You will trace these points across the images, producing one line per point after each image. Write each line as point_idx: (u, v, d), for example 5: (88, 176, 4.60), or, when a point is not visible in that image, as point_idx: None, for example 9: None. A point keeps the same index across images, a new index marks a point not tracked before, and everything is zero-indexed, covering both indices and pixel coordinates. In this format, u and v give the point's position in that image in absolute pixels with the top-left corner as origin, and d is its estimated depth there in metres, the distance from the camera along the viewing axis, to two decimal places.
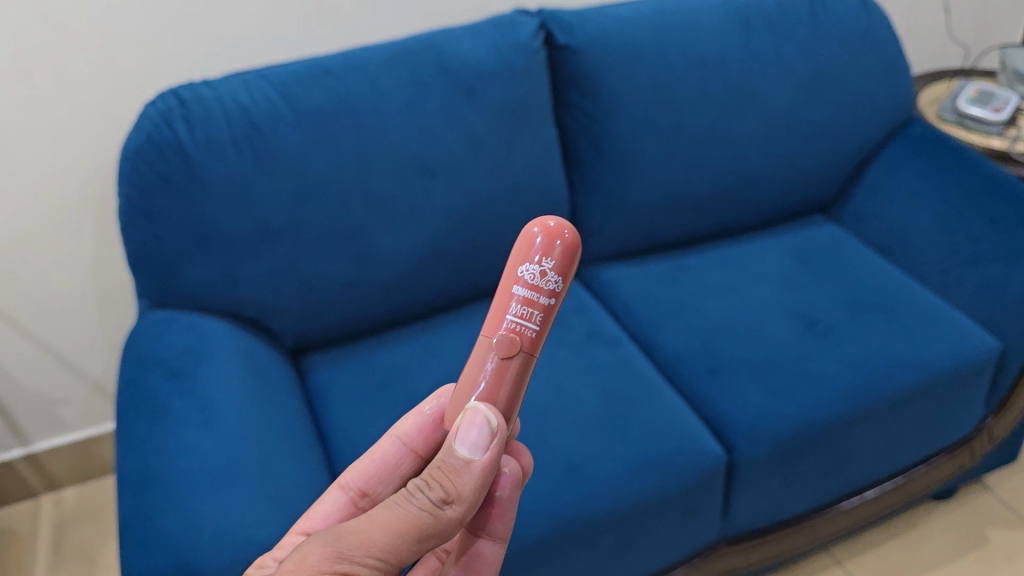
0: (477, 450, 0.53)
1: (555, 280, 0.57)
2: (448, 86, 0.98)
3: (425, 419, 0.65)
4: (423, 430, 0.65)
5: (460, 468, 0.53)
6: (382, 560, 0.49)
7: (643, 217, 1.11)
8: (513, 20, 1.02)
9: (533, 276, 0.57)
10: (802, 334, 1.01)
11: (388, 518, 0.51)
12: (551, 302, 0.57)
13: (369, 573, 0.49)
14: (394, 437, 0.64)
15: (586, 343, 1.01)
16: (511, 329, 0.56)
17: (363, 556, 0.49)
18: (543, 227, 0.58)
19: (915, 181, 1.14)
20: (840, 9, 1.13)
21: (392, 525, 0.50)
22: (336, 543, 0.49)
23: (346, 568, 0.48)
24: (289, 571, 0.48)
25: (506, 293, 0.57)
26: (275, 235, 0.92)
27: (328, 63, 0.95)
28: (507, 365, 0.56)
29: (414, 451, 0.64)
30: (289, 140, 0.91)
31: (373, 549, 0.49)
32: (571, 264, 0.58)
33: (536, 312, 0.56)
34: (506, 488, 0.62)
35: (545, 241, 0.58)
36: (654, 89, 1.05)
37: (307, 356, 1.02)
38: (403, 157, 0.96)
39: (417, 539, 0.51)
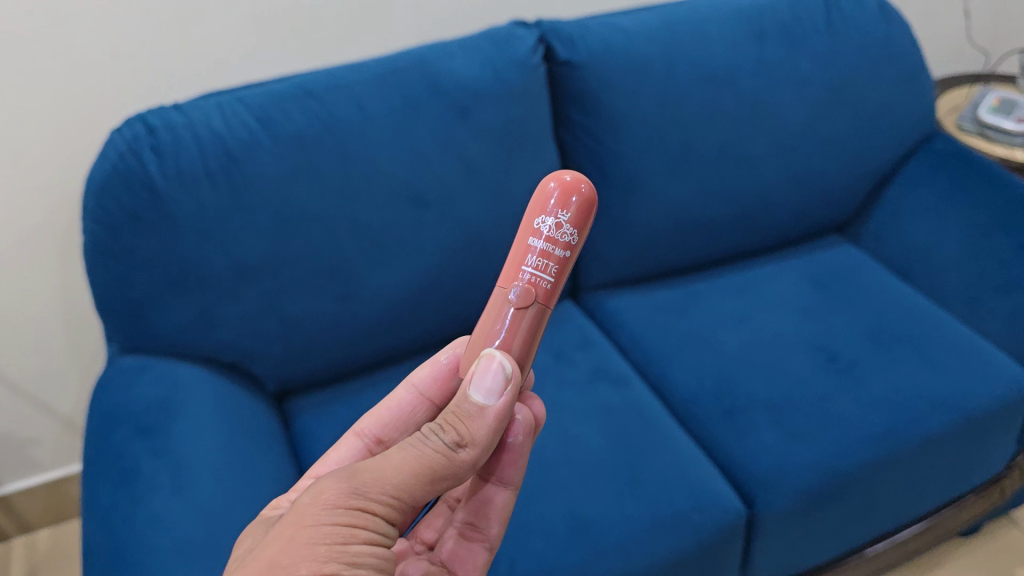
0: (493, 396, 0.55)
1: (570, 233, 0.59)
2: (441, 107, 0.90)
3: (441, 369, 0.69)
4: (439, 380, 0.69)
5: (474, 413, 0.55)
6: (395, 498, 0.51)
7: (649, 243, 1.04)
8: (510, 33, 0.95)
9: (549, 229, 0.59)
10: (822, 370, 0.94)
11: (402, 459, 0.52)
12: (566, 254, 0.59)
13: (382, 511, 0.51)
14: (410, 386, 0.69)
15: (591, 383, 0.94)
16: (528, 280, 0.58)
17: (378, 493, 0.51)
18: (559, 182, 0.61)
19: (938, 200, 1.07)
20: (857, 17, 1.06)
21: (407, 464, 0.52)
22: (352, 480, 0.51)
23: (359, 503, 0.50)
24: (305, 507, 0.50)
25: (522, 245, 0.59)
26: (253, 274, 0.84)
27: (309, 84, 0.88)
28: (523, 314, 0.58)
29: (430, 401, 0.69)
30: (269, 170, 0.84)
31: (387, 486, 0.51)
32: (586, 218, 0.60)
33: (552, 264, 0.59)
34: (518, 435, 0.64)
35: (559, 194, 0.60)
36: (663, 106, 0.98)
37: (292, 400, 0.95)
38: (393, 185, 0.88)
39: (429, 480, 0.53)
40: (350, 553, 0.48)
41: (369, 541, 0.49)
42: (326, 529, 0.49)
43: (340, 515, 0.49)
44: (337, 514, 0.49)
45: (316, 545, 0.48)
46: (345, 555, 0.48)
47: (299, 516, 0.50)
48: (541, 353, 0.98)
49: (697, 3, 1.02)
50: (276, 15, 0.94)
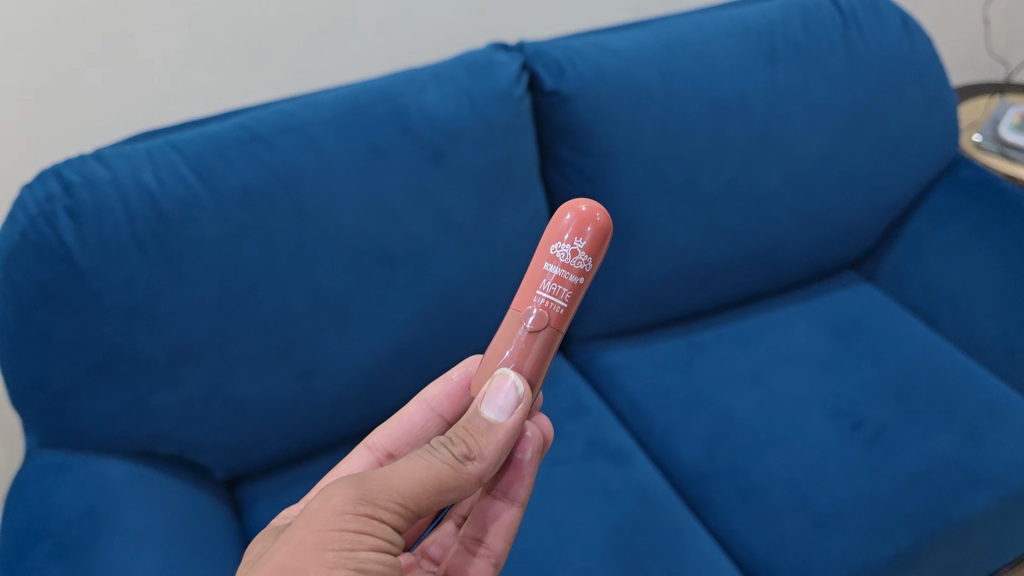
0: (504, 413, 0.55)
1: (586, 260, 0.57)
2: (413, 150, 0.77)
3: (452, 387, 0.70)
4: (450, 397, 0.70)
5: (484, 428, 0.55)
6: (402, 506, 0.50)
7: (647, 291, 0.93)
8: (489, 59, 0.83)
9: (564, 255, 0.57)
10: (846, 440, 0.83)
11: (410, 469, 0.51)
12: (580, 281, 0.57)
13: (389, 517, 0.49)
14: (421, 402, 0.70)
15: (587, 460, 0.83)
16: (542, 303, 0.56)
17: (385, 500, 0.49)
18: (575, 211, 0.58)
19: (966, 238, 0.97)
20: (878, 33, 0.95)
21: (416, 473, 0.51)
22: (361, 486, 0.49)
23: (368, 510, 0.48)
24: (312, 513, 0.49)
25: (537, 269, 0.57)
26: (195, 355, 0.72)
27: (256, 127, 0.75)
28: (534, 338, 0.56)
29: (442, 417, 0.70)
30: (210, 232, 0.71)
31: (394, 493, 0.49)
32: (602, 246, 0.57)
33: (566, 290, 0.57)
34: (526, 451, 0.63)
35: (575, 222, 0.57)
36: (664, 141, 0.86)
37: (246, 488, 0.82)
38: (359, 243, 0.76)
39: (436, 490, 0.51)
40: (357, 558, 0.47)
41: (376, 547, 0.48)
42: (334, 534, 0.47)
43: (348, 521, 0.48)
44: (345, 519, 0.48)
45: (324, 549, 0.46)
46: (352, 559, 0.46)
47: (307, 521, 0.48)
48: None
49: (700, 20, 0.91)
50: (212, 36, 0.83)
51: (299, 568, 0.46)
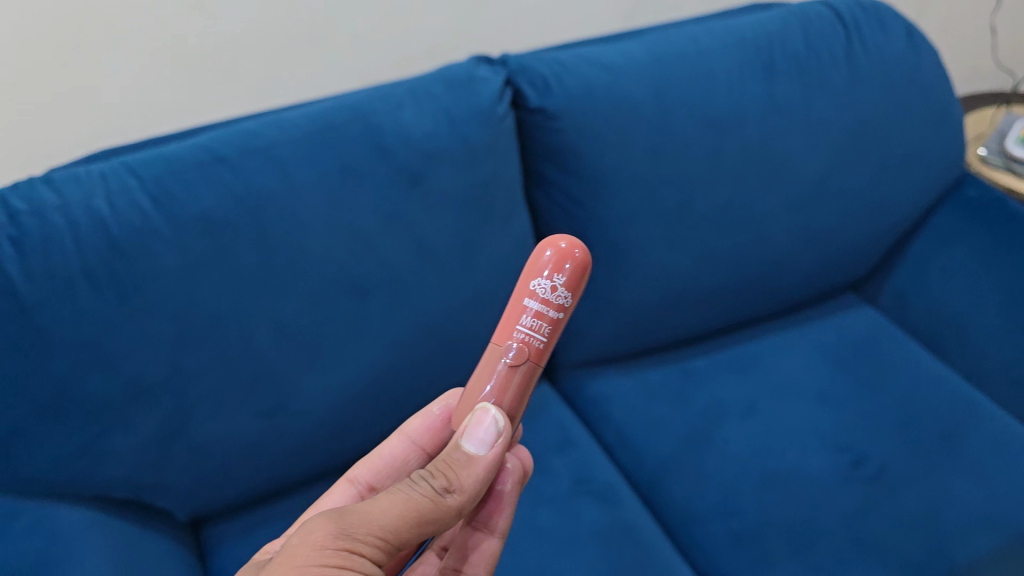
0: (484, 446, 0.52)
1: (566, 295, 0.54)
2: (387, 173, 0.73)
3: (433, 419, 0.66)
4: (431, 430, 0.66)
5: (464, 461, 0.52)
6: (383, 540, 0.46)
7: (636, 318, 0.88)
8: (470, 74, 0.78)
9: (544, 290, 0.54)
10: (845, 478, 0.79)
11: (391, 502, 0.47)
12: (560, 317, 0.54)
13: (371, 551, 0.45)
14: (402, 434, 0.66)
15: (572, 499, 0.78)
16: (521, 339, 0.53)
17: (366, 534, 0.45)
18: (555, 246, 0.55)
19: (972, 261, 0.92)
20: (882, 46, 0.90)
21: (396, 506, 0.47)
22: (341, 520, 0.45)
23: (347, 544, 0.44)
24: (289, 549, 0.44)
25: (516, 304, 0.55)
26: (152, 394, 0.67)
27: (219, 148, 0.70)
28: (514, 372, 0.54)
29: (423, 450, 0.66)
30: (167, 264, 0.66)
31: (375, 526, 0.46)
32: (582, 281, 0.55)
33: (546, 325, 0.54)
34: (507, 481, 0.60)
35: (556, 257, 0.55)
36: (655, 161, 0.81)
37: (210, 530, 0.78)
38: (329, 273, 0.71)
39: (417, 523, 0.47)
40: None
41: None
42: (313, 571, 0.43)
43: (329, 556, 0.43)
44: (324, 554, 0.43)
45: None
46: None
47: (284, 559, 0.44)
48: None
49: (695, 31, 0.86)
50: (175, 49, 0.77)
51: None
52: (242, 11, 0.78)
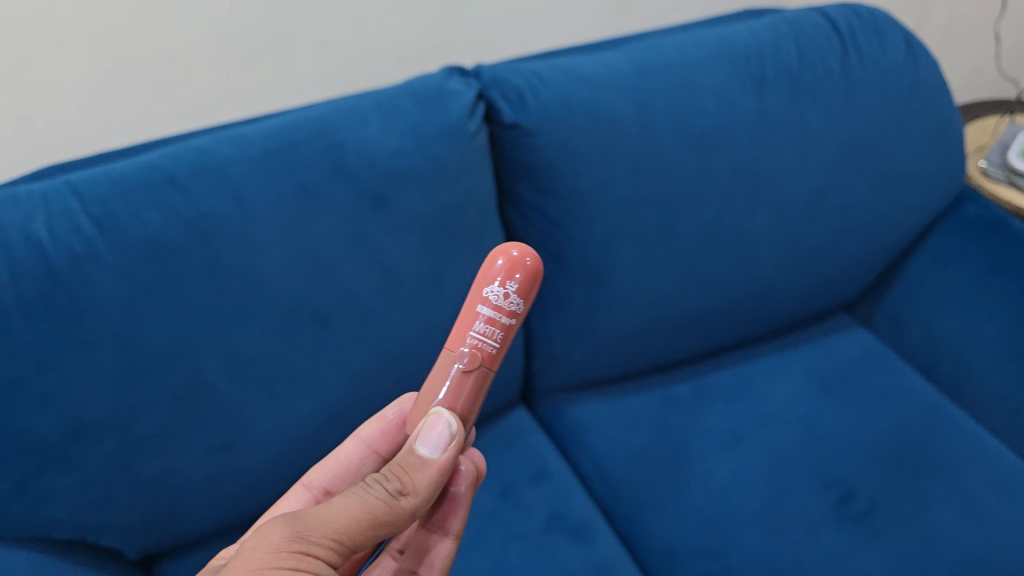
0: (437, 449, 0.50)
1: (518, 301, 0.52)
2: (349, 194, 0.68)
3: (387, 424, 0.63)
4: (386, 435, 0.63)
5: (417, 464, 0.49)
6: (338, 543, 0.43)
7: (618, 342, 0.84)
8: (441, 87, 0.73)
9: (495, 297, 0.52)
10: (832, 515, 0.75)
11: (345, 505, 0.45)
12: (512, 323, 0.52)
13: (326, 555, 0.43)
14: (356, 438, 0.63)
15: (545, 536, 0.74)
16: (472, 345, 0.51)
17: (321, 537, 0.43)
18: (507, 254, 0.53)
19: (970, 284, 0.88)
20: (880, 58, 0.85)
21: (351, 509, 0.45)
22: (295, 522, 0.43)
23: (303, 547, 0.42)
24: (243, 553, 0.42)
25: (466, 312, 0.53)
26: (94, 430, 0.63)
27: (168, 166, 0.65)
28: (466, 378, 0.52)
29: (378, 454, 0.63)
30: (110, 294, 0.62)
31: (331, 528, 0.43)
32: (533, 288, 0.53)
33: (498, 332, 0.52)
34: (461, 484, 0.58)
35: (507, 265, 0.53)
36: (636, 180, 0.77)
37: (163, 568, 0.73)
38: (285, 301, 0.67)
39: (372, 526, 0.45)
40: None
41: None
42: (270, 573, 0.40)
43: (284, 559, 0.41)
44: (280, 557, 0.41)
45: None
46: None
47: (238, 564, 0.41)
48: (485, 492, 0.78)
49: (682, 41, 0.81)
50: (126, 60, 0.73)
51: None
52: (198, 20, 0.74)
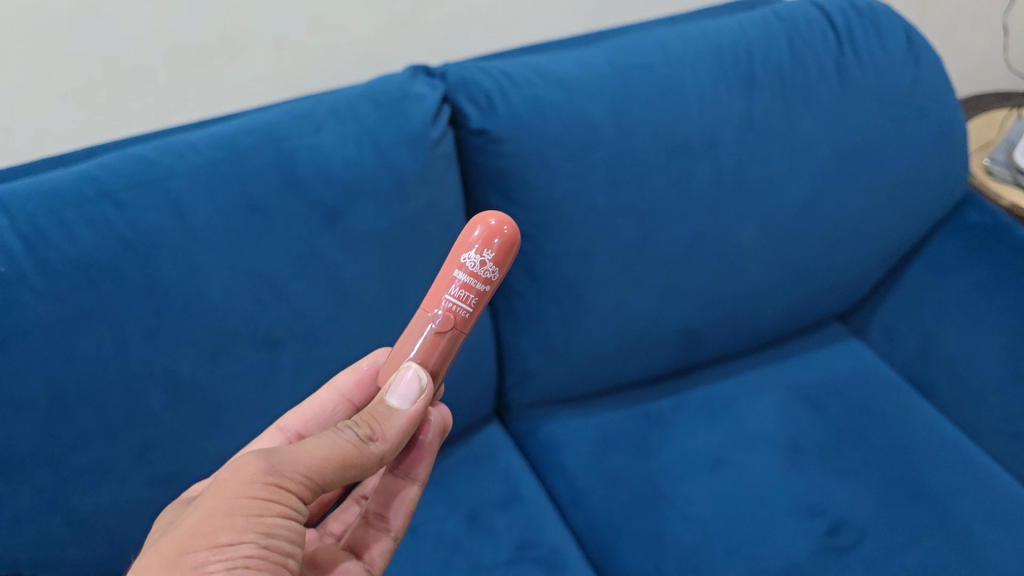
0: (407, 401, 0.49)
1: (493, 270, 0.48)
2: (300, 209, 0.64)
3: (362, 375, 0.60)
4: (361, 386, 0.60)
5: (386, 414, 0.49)
6: (308, 479, 0.44)
7: (596, 358, 0.80)
8: (403, 89, 0.68)
9: (470, 264, 0.48)
10: (818, 547, 0.71)
11: (316, 444, 0.45)
12: (488, 290, 0.49)
13: (297, 489, 0.44)
14: (330, 387, 0.60)
15: (513, 567, 0.70)
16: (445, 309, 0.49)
17: (293, 472, 0.44)
18: (484, 222, 0.49)
19: (970, 298, 0.83)
20: (879, 57, 0.80)
21: (322, 448, 0.45)
22: (270, 457, 0.44)
23: (275, 480, 0.43)
24: (220, 481, 0.43)
25: (441, 273, 0.49)
26: (24, 466, 0.58)
27: (104, 176, 0.60)
28: (437, 339, 0.49)
29: (351, 402, 0.60)
30: (37, 318, 0.56)
31: (303, 464, 0.44)
32: (510, 257, 0.49)
33: (473, 299, 0.49)
34: (430, 434, 0.57)
35: (484, 234, 0.48)
36: (614, 191, 0.72)
37: None
38: (228, 324, 0.63)
39: (342, 467, 0.45)
40: (265, 524, 0.42)
41: (285, 516, 0.43)
42: (243, 502, 0.42)
43: (257, 490, 0.42)
44: (253, 488, 0.42)
45: (232, 516, 0.41)
46: (260, 526, 0.41)
47: (214, 491, 0.42)
48: (452, 517, 0.74)
49: (665, 37, 0.76)
50: (67, 61, 0.67)
51: (210, 533, 0.40)
52: (145, 20, 0.68)
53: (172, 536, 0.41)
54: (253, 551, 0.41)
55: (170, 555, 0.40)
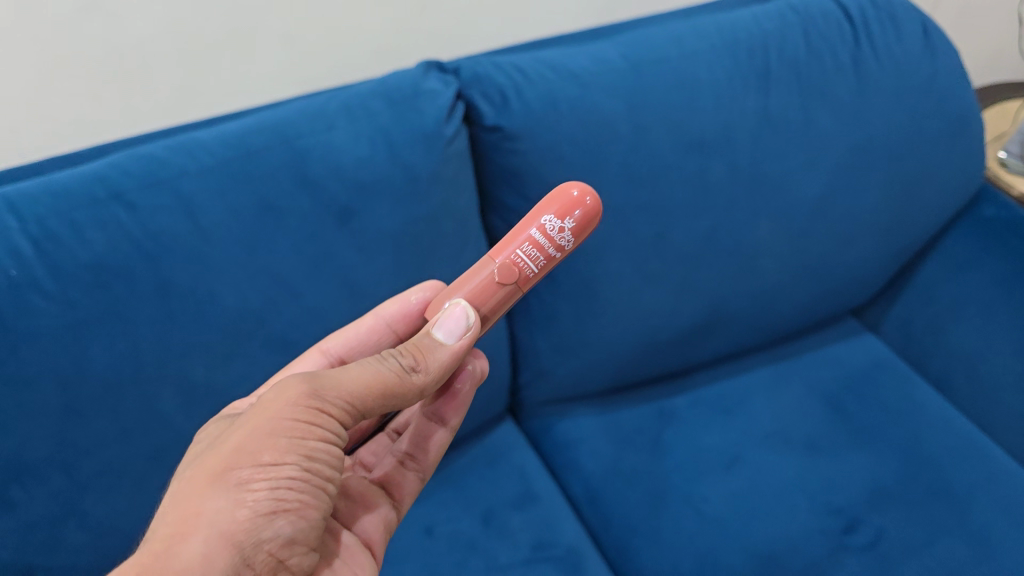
0: (452, 337, 0.49)
1: (571, 239, 0.49)
2: (314, 209, 0.63)
3: (409, 307, 0.60)
4: (406, 317, 0.60)
5: (431, 347, 0.49)
6: (350, 405, 0.45)
7: (612, 354, 0.79)
8: (416, 85, 0.67)
9: (549, 226, 0.49)
10: (837, 546, 0.70)
11: (360, 371, 0.46)
12: (558, 257, 0.49)
13: (338, 414, 0.44)
14: (374, 314, 0.60)
15: (530, 567, 0.69)
16: (512, 261, 0.49)
17: (335, 397, 0.44)
18: (571, 191, 0.49)
19: (987, 294, 0.83)
20: (895, 50, 0.79)
21: (365, 377, 0.45)
22: (313, 381, 0.45)
23: (317, 404, 0.44)
24: (265, 401, 0.44)
25: (516, 228, 0.50)
26: (37, 472, 0.57)
27: (115, 177, 0.59)
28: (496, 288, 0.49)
29: (396, 333, 0.60)
30: (49, 323, 0.55)
31: (345, 391, 0.45)
32: (587, 232, 0.50)
33: (541, 260, 0.49)
34: (465, 386, 0.58)
35: (570, 202, 0.49)
36: (629, 188, 0.71)
37: None
38: (242, 326, 0.62)
39: (383, 396, 0.46)
40: (306, 448, 0.43)
41: (326, 441, 0.44)
42: (286, 424, 0.43)
43: (299, 413, 0.43)
44: (295, 410, 0.43)
45: (276, 437, 0.42)
46: (302, 449, 0.43)
47: (259, 410, 0.44)
48: (467, 517, 0.73)
49: (680, 31, 0.74)
50: (74, 59, 0.66)
51: (254, 452, 0.42)
52: (154, 17, 0.67)
53: (218, 452, 0.43)
54: (295, 474, 0.42)
55: (216, 471, 0.42)
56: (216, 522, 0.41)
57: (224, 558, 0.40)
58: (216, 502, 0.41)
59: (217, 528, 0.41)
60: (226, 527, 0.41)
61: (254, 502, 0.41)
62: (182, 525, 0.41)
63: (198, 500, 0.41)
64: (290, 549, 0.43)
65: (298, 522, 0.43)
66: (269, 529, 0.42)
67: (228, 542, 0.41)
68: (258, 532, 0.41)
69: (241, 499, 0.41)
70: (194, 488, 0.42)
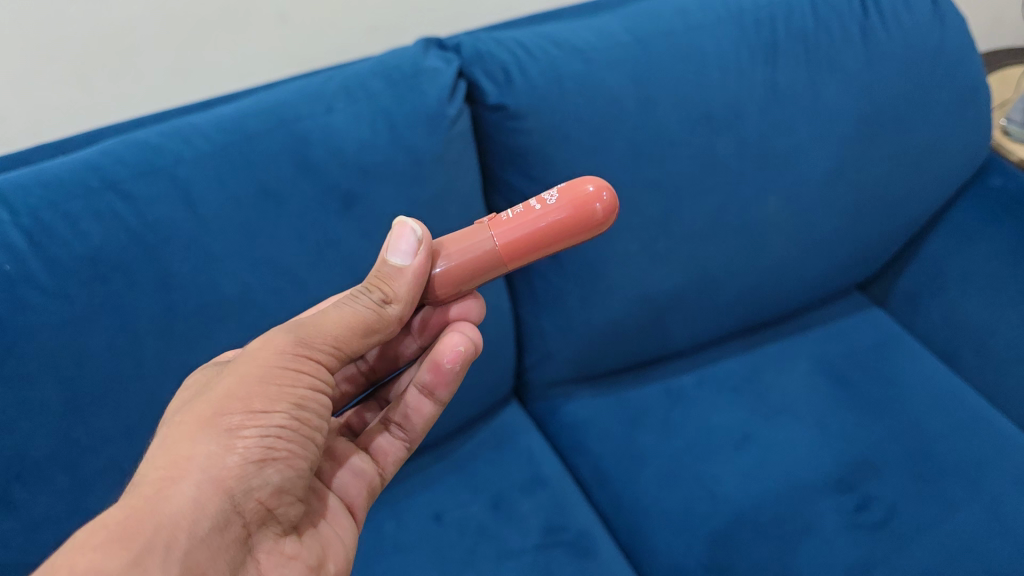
0: (408, 255, 0.47)
1: (550, 195, 0.48)
2: (316, 195, 0.61)
3: None
4: None
5: (392, 274, 0.46)
6: (336, 350, 0.45)
7: (618, 333, 0.78)
8: (417, 63, 0.65)
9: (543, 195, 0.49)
10: (850, 522, 0.70)
11: (340, 314, 0.45)
12: (535, 211, 0.48)
13: (325, 360, 0.44)
14: None
15: (541, 552, 0.68)
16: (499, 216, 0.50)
17: (321, 344, 0.44)
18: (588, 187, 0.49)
19: (995, 267, 0.83)
20: (903, 19, 0.77)
21: (346, 319, 0.45)
22: (299, 330, 0.44)
23: (305, 353, 0.43)
24: (250, 351, 0.43)
25: None
26: (40, 471, 0.56)
27: (108, 163, 0.56)
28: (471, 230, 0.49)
29: None
30: (47, 319, 0.53)
31: (331, 337, 0.44)
32: (572, 199, 0.47)
33: (518, 210, 0.48)
34: (450, 365, 0.52)
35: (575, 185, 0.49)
36: (636, 166, 0.70)
37: None
38: (246, 316, 0.61)
39: (364, 335, 0.45)
40: (296, 395, 0.42)
41: (314, 389, 0.43)
42: (275, 371, 0.42)
43: (287, 360, 0.42)
44: (284, 358, 0.42)
45: (266, 383, 0.41)
46: (292, 398, 0.42)
47: (244, 359, 0.43)
48: (476, 502, 0.72)
49: (686, 2, 0.73)
50: (64, 41, 0.64)
51: (245, 399, 0.41)
52: None
53: (207, 399, 0.41)
54: (285, 422, 0.41)
55: (204, 416, 0.40)
56: (207, 467, 0.39)
57: (216, 503, 0.38)
58: (206, 447, 0.39)
59: (209, 474, 0.38)
60: (218, 473, 0.39)
61: (245, 449, 0.40)
62: (172, 469, 0.38)
63: (188, 444, 0.39)
64: (277, 498, 0.42)
65: (287, 472, 0.42)
66: (259, 477, 0.40)
67: (221, 488, 0.39)
68: (249, 479, 0.40)
69: (232, 445, 0.40)
70: (182, 433, 0.40)
